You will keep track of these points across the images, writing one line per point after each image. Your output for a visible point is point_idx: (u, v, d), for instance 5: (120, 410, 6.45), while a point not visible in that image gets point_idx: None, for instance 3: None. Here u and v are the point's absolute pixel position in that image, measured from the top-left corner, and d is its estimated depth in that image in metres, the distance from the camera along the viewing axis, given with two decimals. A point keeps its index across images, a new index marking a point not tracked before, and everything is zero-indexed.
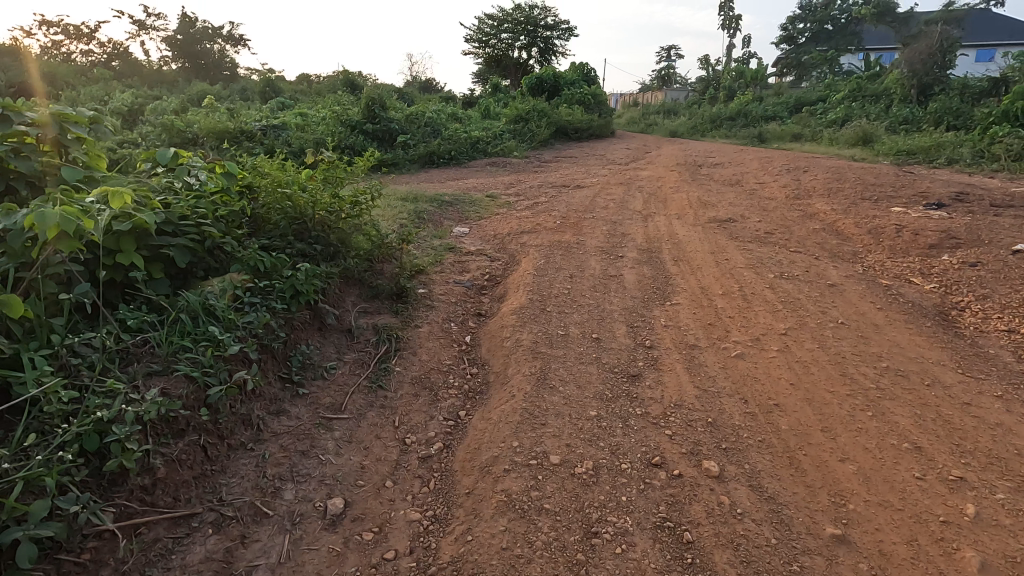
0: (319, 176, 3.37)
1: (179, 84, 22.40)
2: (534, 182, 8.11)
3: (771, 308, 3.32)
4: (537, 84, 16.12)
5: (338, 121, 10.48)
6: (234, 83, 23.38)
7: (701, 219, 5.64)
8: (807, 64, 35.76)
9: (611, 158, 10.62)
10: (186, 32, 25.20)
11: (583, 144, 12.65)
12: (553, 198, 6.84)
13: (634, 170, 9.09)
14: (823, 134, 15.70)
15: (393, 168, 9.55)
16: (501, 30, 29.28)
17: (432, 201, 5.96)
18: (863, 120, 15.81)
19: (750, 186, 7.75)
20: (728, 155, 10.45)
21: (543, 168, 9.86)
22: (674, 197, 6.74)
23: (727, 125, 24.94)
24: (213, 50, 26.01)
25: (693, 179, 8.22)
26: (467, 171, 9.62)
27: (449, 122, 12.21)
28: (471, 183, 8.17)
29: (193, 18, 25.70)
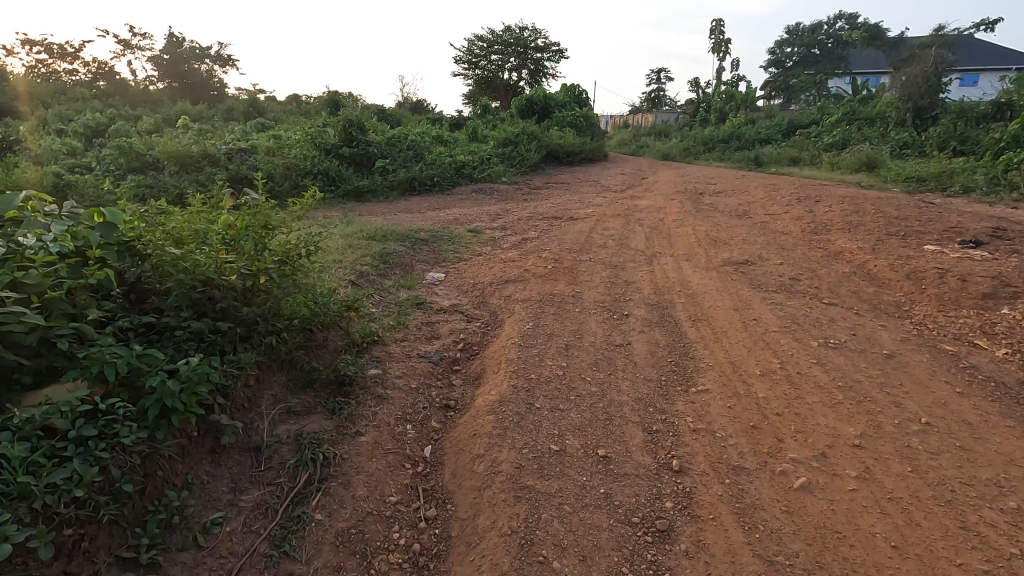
0: (240, 225, 2.57)
1: (160, 104, 21.66)
2: (523, 213, 7.39)
3: (827, 398, 2.54)
4: (527, 105, 15.50)
5: (312, 144, 9.74)
6: (216, 103, 22.66)
7: (713, 261, 4.91)
8: (795, 87, 35.84)
9: (605, 185, 9.95)
10: (173, 52, 24.52)
11: (575, 169, 12.01)
12: (543, 233, 6.10)
13: (630, 199, 8.41)
14: (823, 159, 15.20)
15: (370, 195, 8.80)
16: (491, 51, 28.91)
17: (404, 238, 5.17)
18: (863, 145, 15.35)
19: (760, 218, 7.07)
20: (730, 181, 9.82)
21: (532, 196, 9.17)
22: (678, 232, 6.03)
23: (720, 147, 24.58)
24: (201, 69, 25.32)
25: (696, 210, 7.53)
26: (451, 199, 8.90)
27: (434, 146, 11.52)
28: (453, 214, 7.44)
29: (179, 38, 25.19)
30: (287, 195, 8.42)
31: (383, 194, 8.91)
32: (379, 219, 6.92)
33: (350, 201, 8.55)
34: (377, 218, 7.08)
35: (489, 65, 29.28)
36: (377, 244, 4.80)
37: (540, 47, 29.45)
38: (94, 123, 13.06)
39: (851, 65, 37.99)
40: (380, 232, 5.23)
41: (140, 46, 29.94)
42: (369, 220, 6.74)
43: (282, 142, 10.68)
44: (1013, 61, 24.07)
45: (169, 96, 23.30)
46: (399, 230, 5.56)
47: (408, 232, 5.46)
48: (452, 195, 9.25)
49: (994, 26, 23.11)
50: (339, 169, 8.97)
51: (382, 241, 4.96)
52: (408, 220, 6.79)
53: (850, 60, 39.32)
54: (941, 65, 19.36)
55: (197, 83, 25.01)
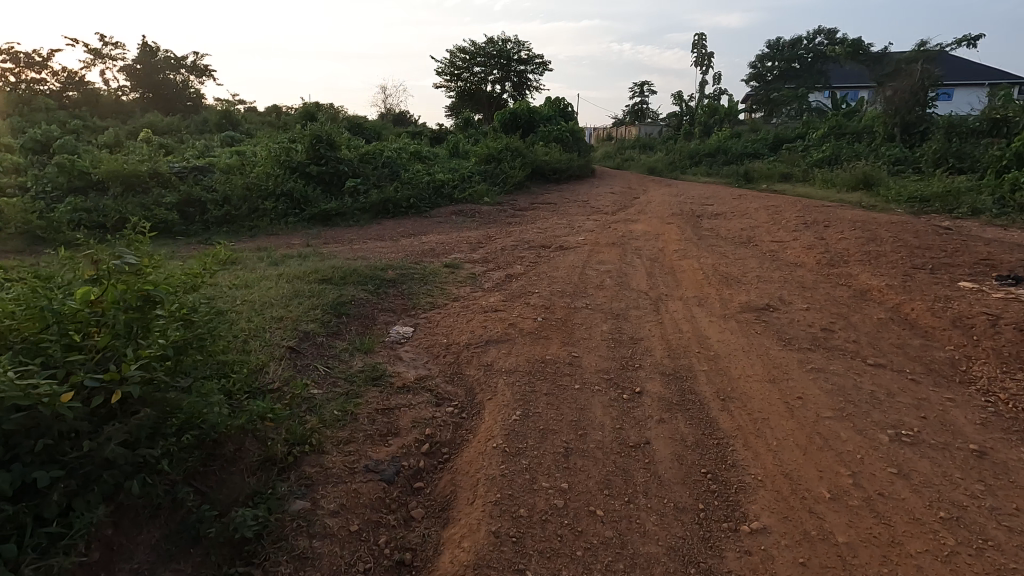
0: (110, 306, 1.84)
1: (127, 115, 20.62)
2: (507, 241, 6.65)
3: (935, 547, 1.82)
4: (511, 119, 14.85)
5: (277, 162, 8.93)
6: (187, 114, 21.66)
7: (728, 306, 4.22)
8: (777, 100, 35.85)
9: (595, 206, 9.28)
10: (147, 62, 23.50)
11: (562, 187, 11.35)
12: (530, 268, 5.37)
13: (624, 222, 7.73)
14: (815, 176, 14.76)
15: (340, 218, 8.02)
16: (474, 63, 28.37)
17: (367, 279, 4.39)
18: (855, 162, 14.97)
19: (768, 247, 6.42)
20: (727, 202, 9.22)
21: (518, 218, 8.45)
22: (682, 266, 5.34)
23: (707, 161, 24.22)
24: (176, 80, 24.33)
25: (696, 236, 6.87)
26: (427, 223, 8.15)
27: (411, 163, 10.76)
28: (429, 242, 6.68)
29: (153, 49, 24.24)
30: (246, 219, 7.60)
31: (354, 217, 8.13)
32: (345, 250, 6.13)
33: (317, 226, 7.75)
34: (343, 248, 6.29)
35: (472, 77, 28.72)
36: (333, 290, 4.02)
37: (523, 59, 28.96)
38: (43, 137, 12.06)
39: (831, 80, 38.25)
40: (340, 271, 4.45)
41: (110, 56, 28.86)
42: (334, 251, 5.95)
43: (246, 158, 9.84)
44: (994, 77, 24.16)
45: (138, 106, 22.27)
46: (363, 267, 4.78)
47: (373, 270, 4.68)
48: (430, 217, 8.50)
49: (976, 42, 23.15)
50: (305, 189, 8.17)
51: (340, 284, 4.18)
52: (378, 251, 6.02)
53: (831, 75, 39.59)
54: (927, 80, 19.20)
55: (171, 94, 24.03)
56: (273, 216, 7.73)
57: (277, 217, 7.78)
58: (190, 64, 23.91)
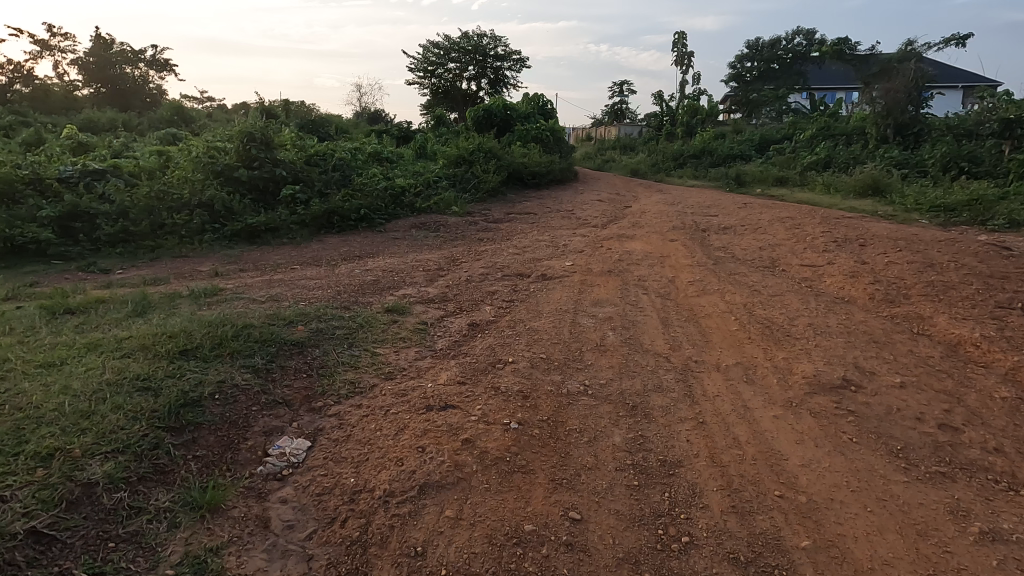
0: None
1: (66, 108, 18.56)
2: (476, 268, 5.27)
3: None
4: (485, 117, 13.43)
5: (199, 165, 7.38)
6: (133, 107, 19.68)
7: (789, 381, 2.90)
8: (757, 101, 35.13)
9: (582, 218, 7.95)
10: (98, 54, 21.65)
11: (542, 193, 10.01)
12: (504, 311, 3.98)
13: (617, 241, 6.42)
14: (813, 181, 13.70)
15: (272, 235, 6.54)
16: (447, 58, 26.92)
17: (259, 345, 2.96)
18: (855, 166, 13.96)
19: (800, 276, 5.14)
20: (733, 213, 7.98)
21: (490, 234, 7.07)
22: (705, 310, 4.03)
23: (692, 163, 23.16)
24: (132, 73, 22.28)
25: (710, 259, 5.57)
26: (381, 240, 6.71)
27: (369, 166, 9.28)
28: (375, 268, 5.27)
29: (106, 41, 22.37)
30: (149, 237, 6.08)
31: (290, 234, 6.64)
32: (261, 283, 4.69)
33: (241, 245, 6.26)
34: (261, 280, 4.83)
35: (446, 74, 27.23)
36: (193, 371, 2.58)
37: (500, 55, 27.56)
38: None
39: (811, 81, 37.74)
40: (219, 332, 3.00)
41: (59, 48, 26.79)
42: (244, 287, 4.50)
43: (167, 158, 8.24)
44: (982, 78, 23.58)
45: (81, 99, 20.18)
46: (262, 322, 3.32)
47: (276, 327, 3.25)
48: (384, 232, 7.06)
49: (965, 42, 22.49)
50: (228, 199, 6.66)
51: (211, 357, 2.74)
52: (303, 284, 4.57)
53: (811, 77, 39.10)
54: (921, 80, 18.40)
55: (126, 89, 21.88)
56: (184, 233, 6.22)
57: (189, 234, 6.26)
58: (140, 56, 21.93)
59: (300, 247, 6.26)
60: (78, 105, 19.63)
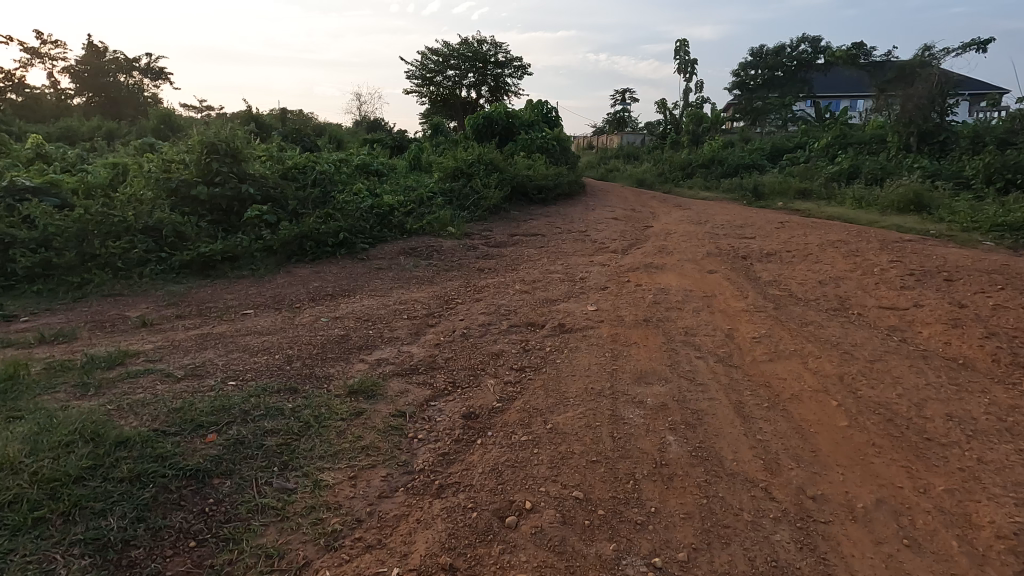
0: None
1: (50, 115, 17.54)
2: (475, 314, 4.17)
3: None
4: (485, 125, 12.38)
5: (151, 181, 6.32)
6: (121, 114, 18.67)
7: (976, 546, 1.81)
8: (763, 109, 34.20)
9: (598, 240, 6.87)
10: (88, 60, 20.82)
11: (549, 210, 8.95)
12: (513, 391, 2.89)
13: (644, 273, 5.34)
14: (841, 195, 12.64)
15: (229, 266, 5.46)
16: (447, 66, 26.02)
17: (131, 486, 1.88)
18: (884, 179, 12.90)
19: (886, 325, 4.05)
20: (772, 235, 6.91)
21: (491, 262, 5.99)
22: (791, 389, 2.93)
23: (701, 172, 22.16)
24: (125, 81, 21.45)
25: (766, 299, 4.49)
26: (360, 271, 5.63)
27: (354, 180, 8.21)
28: (347, 313, 4.18)
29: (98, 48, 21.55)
30: (76, 270, 5.00)
31: (251, 265, 5.57)
32: (195, 340, 3.60)
33: (189, 280, 5.19)
34: (196, 333, 3.75)
35: (445, 81, 26.30)
36: None
37: (501, 62, 26.62)
38: None
39: (816, 89, 36.86)
40: (64, 462, 1.90)
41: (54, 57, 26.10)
42: (168, 348, 3.42)
43: (122, 172, 7.18)
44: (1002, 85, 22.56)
45: (68, 105, 19.19)
46: (154, 429, 2.23)
47: (174, 441, 2.16)
48: (365, 261, 5.98)
49: (986, 46, 21.52)
50: (179, 223, 5.60)
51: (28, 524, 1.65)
52: (247, 343, 3.48)
53: (818, 85, 38.17)
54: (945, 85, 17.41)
55: (116, 96, 20.83)
56: (120, 265, 5.14)
57: (128, 266, 5.19)
58: (132, 63, 20.96)
59: (261, 283, 5.18)
60: (64, 113, 18.65)
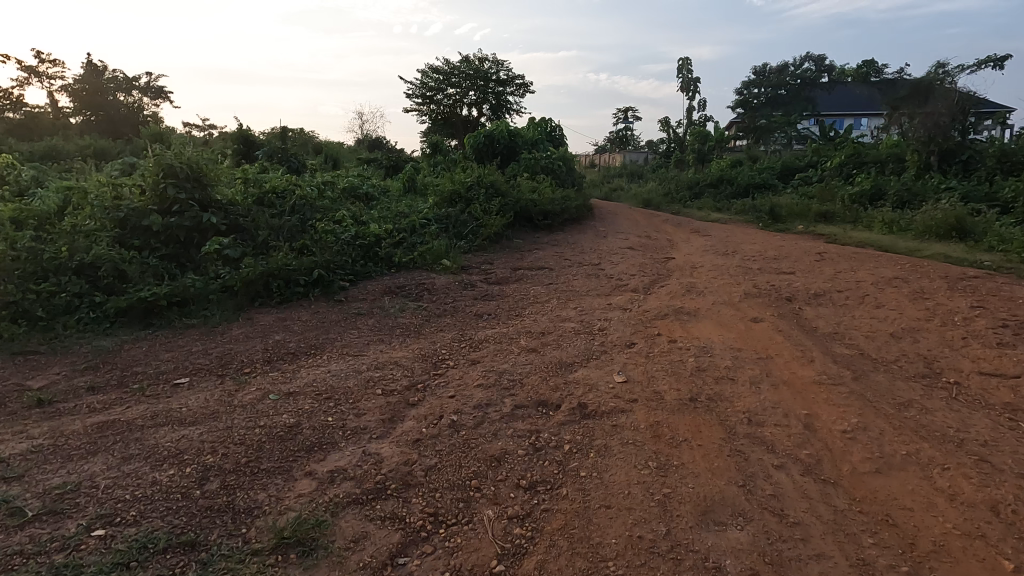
0: None
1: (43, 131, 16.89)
2: (470, 387, 3.26)
3: None
4: (486, 144, 11.59)
5: (98, 208, 5.46)
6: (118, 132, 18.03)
7: None
8: (768, 127, 33.56)
9: (614, 277, 5.99)
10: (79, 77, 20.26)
11: (556, 237, 8.09)
12: (522, 539, 1.97)
13: (674, 323, 4.44)
14: (867, 220, 11.79)
15: (178, 312, 4.58)
16: (448, 83, 25.44)
17: None
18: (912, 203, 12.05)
19: (1004, 404, 3.12)
20: (814, 271, 6.02)
21: (491, 305, 5.10)
22: (929, 532, 2.01)
23: (709, 192, 21.38)
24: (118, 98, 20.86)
25: (837, 362, 3.57)
26: (335, 317, 4.74)
27: (339, 205, 7.35)
28: (307, 384, 3.28)
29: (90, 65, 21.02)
30: None
31: (206, 310, 4.69)
32: (92, 431, 2.69)
33: (126, 332, 4.30)
34: (100, 419, 2.84)
35: (446, 100, 25.69)
36: None
37: (503, 79, 26.03)
38: None
39: (821, 107, 36.30)
40: None
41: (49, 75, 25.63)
42: (48, 449, 2.49)
43: (73, 196, 6.33)
44: None
45: (64, 122, 18.58)
46: None
47: None
48: (343, 303, 5.09)
49: (1003, 63, 20.85)
50: (121, 261, 4.72)
51: None
52: (158, 438, 2.57)
53: (823, 103, 37.59)
54: (967, 102, 16.65)
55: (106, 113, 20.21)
56: (42, 314, 4.25)
57: (53, 314, 4.31)
58: (132, 81, 20.37)
59: (212, 334, 4.30)
60: (60, 132, 18.05)
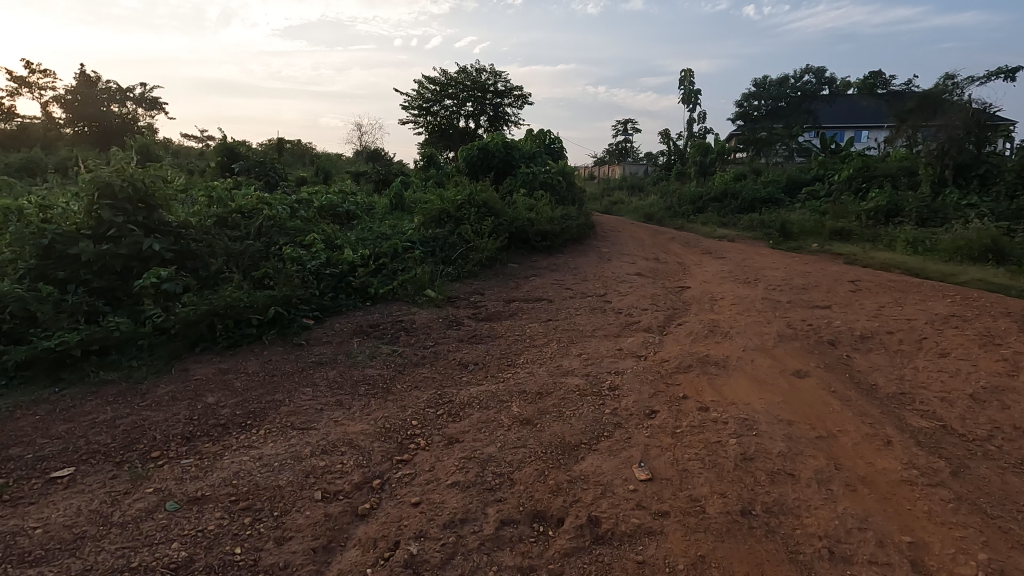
0: None
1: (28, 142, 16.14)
2: (442, 485, 2.44)
3: None
4: (480, 157, 10.85)
5: (20, 233, 4.66)
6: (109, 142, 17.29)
7: None
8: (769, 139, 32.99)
9: (623, 313, 5.18)
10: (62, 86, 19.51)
11: (555, 261, 7.32)
12: None
13: (701, 378, 3.63)
14: (886, 239, 11.08)
15: (96, 363, 3.76)
16: (444, 95, 24.84)
17: None
18: (933, 223, 11.36)
19: None
20: (852, 304, 5.25)
21: (478, 350, 4.29)
22: None
23: (712, 205, 20.69)
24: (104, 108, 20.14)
25: (921, 443, 2.77)
26: (288, 368, 3.93)
27: (312, 226, 6.55)
28: (224, 480, 2.47)
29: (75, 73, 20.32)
30: None
31: (131, 360, 3.89)
32: None
33: (26, 390, 3.50)
34: None
35: (442, 111, 25.07)
36: None
37: (501, 91, 25.42)
38: None
39: (822, 120, 35.82)
40: None
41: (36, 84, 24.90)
42: None
43: None
44: None
45: (55, 134, 17.91)
46: None
47: None
48: (302, 348, 4.29)
49: (1014, 75, 20.30)
50: (32, 300, 3.91)
51: None
52: None
53: (824, 115, 37.07)
54: (982, 115, 16.03)
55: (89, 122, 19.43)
56: None
57: None
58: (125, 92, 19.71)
59: (132, 393, 3.49)
60: (51, 144, 17.35)
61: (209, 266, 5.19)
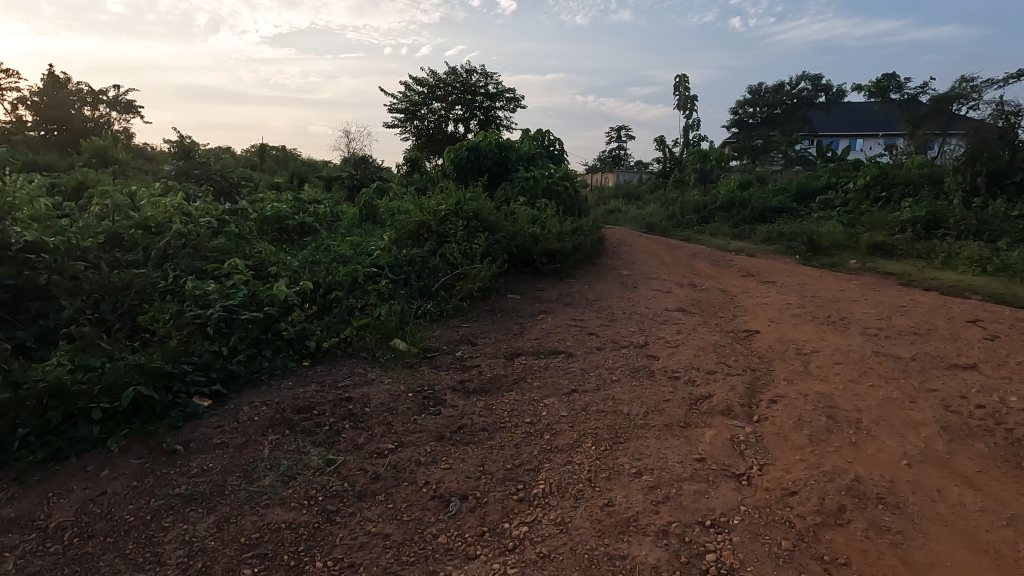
0: None
1: None
2: None
3: None
4: (470, 159, 9.18)
5: None
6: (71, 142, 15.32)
7: None
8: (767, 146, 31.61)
9: (680, 378, 3.53)
10: None
11: (566, 289, 5.68)
12: None
13: (880, 547, 1.98)
14: (939, 259, 9.48)
15: None
16: (432, 97, 23.29)
17: None
18: (988, 241, 9.77)
19: None
20: (1010, 366, 3.63)
21: (467, 462, 2.62)
22: None
23: (718, 215, 19.21)
24: None
25: None
26: (131, 516, 2.25)
27: (244, 246, 4.86)
28: None
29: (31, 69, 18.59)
30: None
31: None
32: None
33: None
34: None
35: (429, 115, 23.52)
36: None
37: (491, 94, 23.88)
38: None
39: (818, 128, 34.54)
40: None
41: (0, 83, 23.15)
42: None
43: None
44: None
45: None
46: None
47: None
48: (173, 458, 2.59)
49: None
50: None
51: None
52: None
53: (822, 123, 35.89)
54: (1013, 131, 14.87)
55: None
56: None
57: None
58: (95, 92, 17.74)
59: None
60: None
61: (63, 311, 3.48)
